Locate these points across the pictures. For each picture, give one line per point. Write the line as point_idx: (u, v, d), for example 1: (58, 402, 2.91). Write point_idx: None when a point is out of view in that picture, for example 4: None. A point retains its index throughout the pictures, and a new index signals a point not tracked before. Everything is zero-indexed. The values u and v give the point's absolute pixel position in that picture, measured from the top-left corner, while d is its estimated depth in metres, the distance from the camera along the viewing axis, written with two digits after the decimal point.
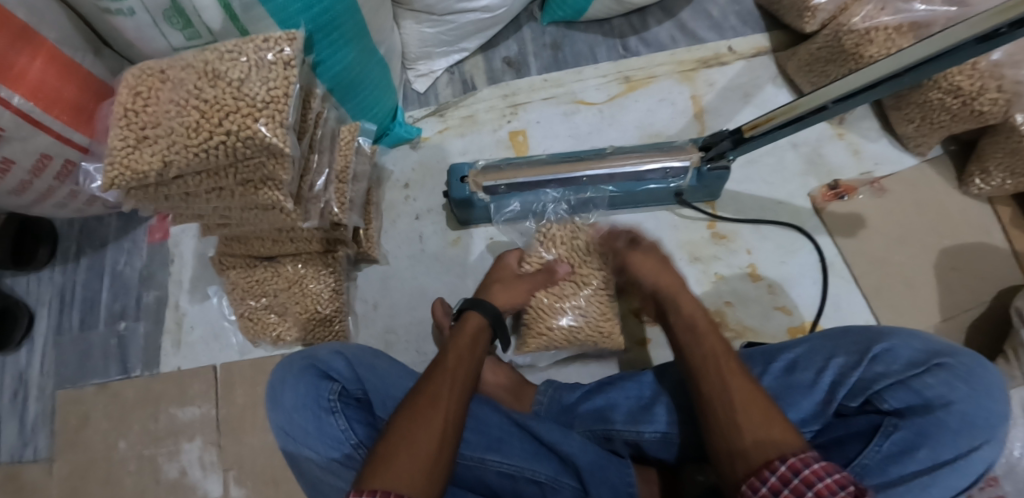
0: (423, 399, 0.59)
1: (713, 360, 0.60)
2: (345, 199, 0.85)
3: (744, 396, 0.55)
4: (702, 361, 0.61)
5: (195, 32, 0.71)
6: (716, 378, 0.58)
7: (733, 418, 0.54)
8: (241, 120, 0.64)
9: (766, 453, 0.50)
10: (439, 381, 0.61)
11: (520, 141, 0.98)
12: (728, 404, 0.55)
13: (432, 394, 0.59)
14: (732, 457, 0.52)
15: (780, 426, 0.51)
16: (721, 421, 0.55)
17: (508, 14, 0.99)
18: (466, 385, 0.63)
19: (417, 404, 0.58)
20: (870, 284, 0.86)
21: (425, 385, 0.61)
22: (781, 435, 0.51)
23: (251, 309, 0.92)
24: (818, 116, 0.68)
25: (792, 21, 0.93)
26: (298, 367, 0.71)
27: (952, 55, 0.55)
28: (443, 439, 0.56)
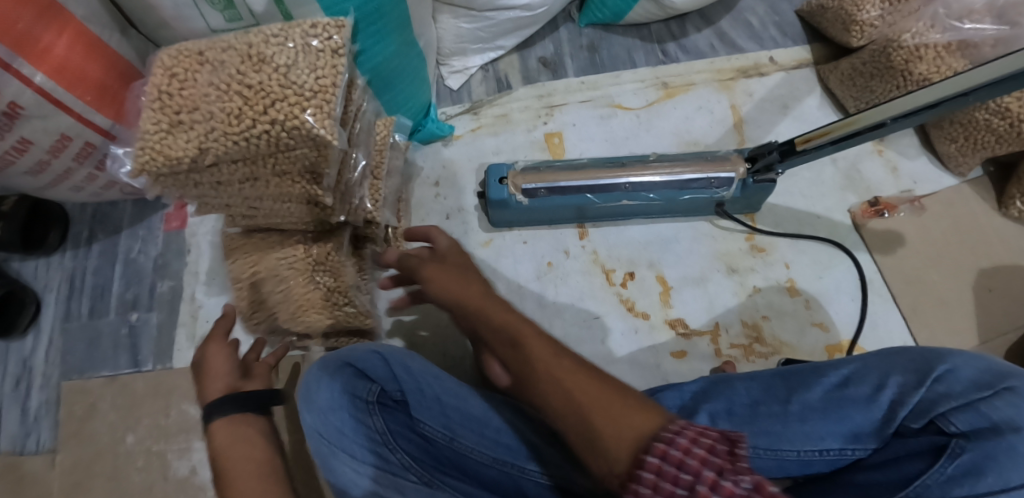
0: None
1: (529, 360, 0.47)
2: (379, 195, 0.82)
3: (581, 388, 0.42)
4: (523, 368, 0.47)
5: (237, 14, 0.68)
6: (544, 371, 0.45)
7: (590, 431, 0.40)
8: (288, 109, 0.61)
9: (623, 441, 0.38)
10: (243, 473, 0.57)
11: (556, 143, 0.95)
12: (576, 414, 0.41)
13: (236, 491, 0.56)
14: (594, 454, 0.40)
15: (634, 414, 0.39)
16: (572, 425, 0.42)
17: (546, 14, 0.97)
18: (250, 449, 0.60)
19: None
20: (907, 303, 0.85)
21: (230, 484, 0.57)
22: (635, 431, 0.38)
23: (261, 297, 0.83)
24: (877, 132, 0.67)
25: (836, 34, 0.92)
26: (333, 365, 0.65)
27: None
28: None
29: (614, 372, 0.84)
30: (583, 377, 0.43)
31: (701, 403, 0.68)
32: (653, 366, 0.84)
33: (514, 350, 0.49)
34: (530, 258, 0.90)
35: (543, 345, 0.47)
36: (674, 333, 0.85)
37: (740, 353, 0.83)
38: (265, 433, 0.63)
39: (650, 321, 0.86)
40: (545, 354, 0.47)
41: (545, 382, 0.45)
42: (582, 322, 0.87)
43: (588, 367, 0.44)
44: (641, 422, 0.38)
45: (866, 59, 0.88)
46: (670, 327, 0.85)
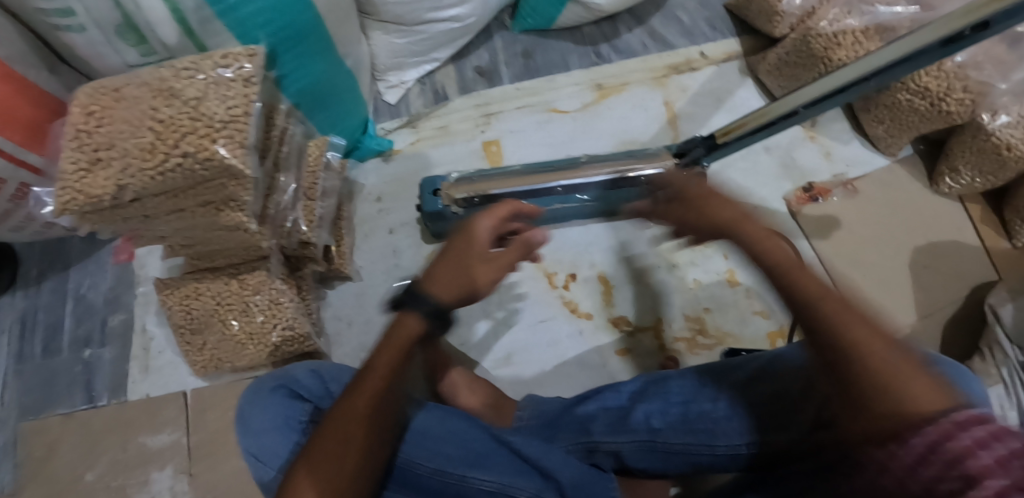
0: (329, 438, 0.49)
1: (814, 310, 0.42)
2: (314, 216, 0.82)
3: (894, 356, 0.39)
4: (806, 302, 0.43)
5: (150, 48, 0.69)
6: (850, 329, 0.40)
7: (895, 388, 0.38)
8: (198, 141, 0.61)
9: (901, 420, 0.36)
10: (355, 408, 0.50)
11: (494, 151, 0.96)
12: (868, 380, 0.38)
13: (339, 431, 0.49)
14: (878, 417, 0.38)
15: (921, 380, 0.37)
16: (884, 387, 0.38)
17: (478, 24, 0.98)
18: (393, 401, 0.53)
19: (317, 444, 0.49)
20: (847, 284, 0.85)
21: (341, 412, 0.50)
22: (930, 407, 0.36)
23: (200, 326, 0.86)
24: (793, 119, 0.68)
25: (762, 25, 0.94)
26: (268, 388, 0.70)
27: (915, 59, 0.56)
28: (346, 476, 0.49)
29: (562, 373, 0.85)
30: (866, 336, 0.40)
31: (637, 402, 0.70)
32: (599, 365, 0.85)
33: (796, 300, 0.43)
34: None
35: (815, 285, 0.43)
36: (618, 332, 0.86)
37: (684, 347, 0.84)
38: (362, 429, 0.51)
39: (594, 321, 0.87)
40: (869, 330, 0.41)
41: (868, 349, 0.39)
42: (529, 326, 0.88)
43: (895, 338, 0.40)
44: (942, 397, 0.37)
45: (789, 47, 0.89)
46: (614, 326, 0.86)
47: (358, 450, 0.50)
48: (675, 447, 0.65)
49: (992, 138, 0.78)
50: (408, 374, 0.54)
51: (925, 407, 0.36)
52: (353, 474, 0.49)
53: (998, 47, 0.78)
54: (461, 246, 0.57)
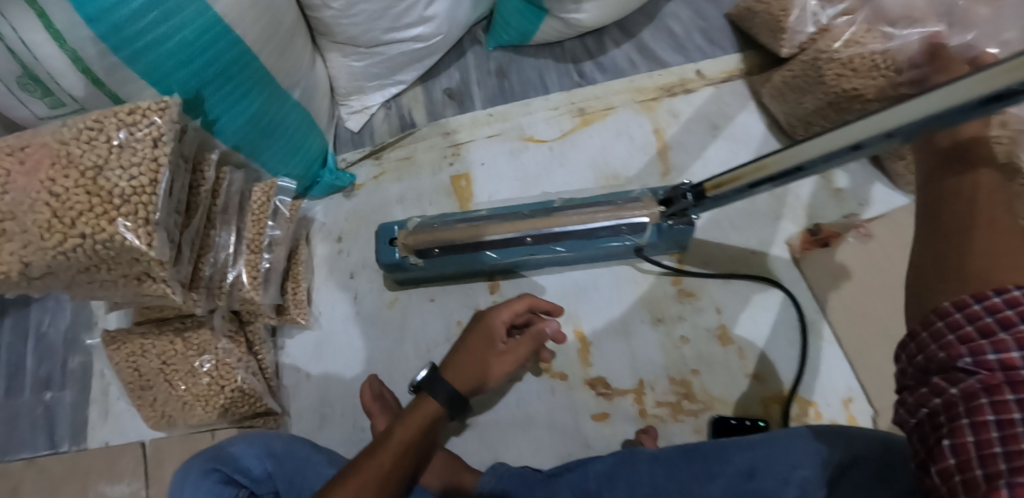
0: (347, 489, 0.52)
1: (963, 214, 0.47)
2: (258, 271, 0.74)
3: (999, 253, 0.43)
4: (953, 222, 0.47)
5: (58, 100, 0.61)
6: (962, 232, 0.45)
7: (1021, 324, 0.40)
8: (95, 221, 0.54)
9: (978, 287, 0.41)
10: (377, 471, 0.55)
11: (463, 186, 0.88)
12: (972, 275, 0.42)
13: (360, 483, 0.53)
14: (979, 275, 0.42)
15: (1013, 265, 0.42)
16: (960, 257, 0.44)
17: (445, 42, 0.88)
18: (404, 478, 0.57)
19: (335, 489, 0.53)
20: (853, 344, 0.76)
21: (360, 471, 0.55)
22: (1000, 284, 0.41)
23: (149, 383, 0.80)
24: (802, 174, 0.56)
25: (768, 42, 0.82)
26: (199, 471, 0.63)
27: (951, 117, 0.41)
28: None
29: (531, 439, 0.78)
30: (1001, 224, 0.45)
31: (605, 489, 0.63)
32: (572, 431, 0.77)
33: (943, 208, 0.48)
34: (438, 317, 0.85)
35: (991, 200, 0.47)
36: (593, 394, 0.78)
37: (667, 412, 0.76)
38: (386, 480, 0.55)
39: (568, 382, 0.79)
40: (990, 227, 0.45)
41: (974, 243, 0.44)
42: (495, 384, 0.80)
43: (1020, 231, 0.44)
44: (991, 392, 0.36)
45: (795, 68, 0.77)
46: (590, 387, 0.78)
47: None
48: None
49: None
50: (420, 453, 0.60)
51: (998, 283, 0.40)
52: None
53: None
54: (475, 339, 0.70)
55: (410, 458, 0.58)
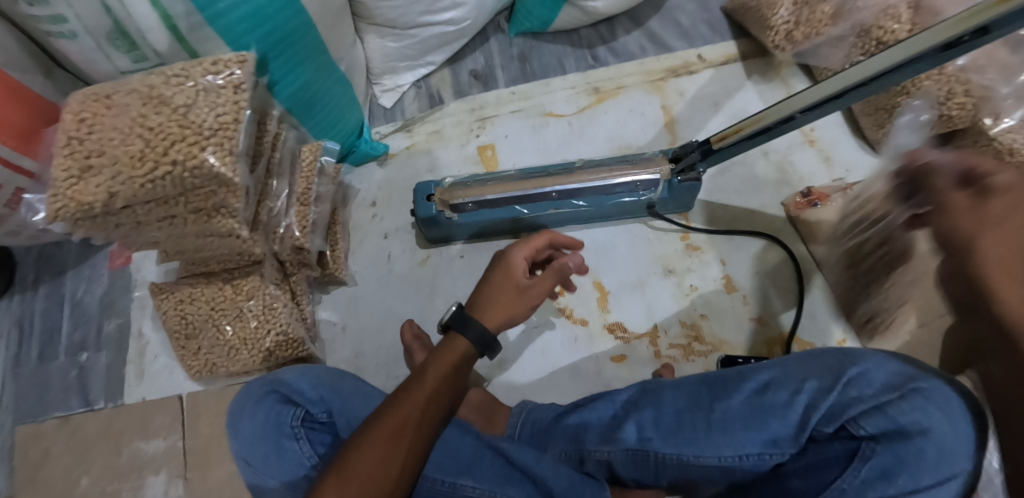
0: (387, 426, 0.58)
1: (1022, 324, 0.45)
2: (307, 221, 0.82)
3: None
4: None
5: (141, 55, 0.68)
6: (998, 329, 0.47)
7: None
8: (187, 149, 0.61)
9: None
10: (414, 406, 0.60)
11: (489, 155, 0.96)
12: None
13: (400, 419, 0.59)
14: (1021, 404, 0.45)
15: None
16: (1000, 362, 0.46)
17: (473, 27, 0.97)
18: (440, 407, 0.62)
19: (379, 424, 0.58)
20: (844, 291, 0.87)
21: (401, 405, 0.60)
22: None
23: (194, 332, 0.86)
24: (788, 127, 0.67)
25: (757, 34, 0.96)
26: (261, 395, 0.73)
27: (916, 64, 0.54)
28: (395, 459, 0.57)
29: (555, 383, 0.85)
30: None
31: (630, 412, 0.69)
32: (594, 375, 0.84)
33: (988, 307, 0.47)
34: (466, 273, 0.92)
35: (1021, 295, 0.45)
36: (613, 338, 0.86)
37: (680, 353, 0.84)
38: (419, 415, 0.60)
39: (589, 328, 0.87)
40: None
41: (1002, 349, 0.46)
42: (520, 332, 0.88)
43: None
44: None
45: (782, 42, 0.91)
46: (609, 332, 0.86)
47: (410, 441, 0.58)
48: (664, 456, 0.65)
49: (994, 143, 0.79)
50: (454, 387, 0.64)
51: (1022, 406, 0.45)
52: (400, 467, 0.57)
53: (999, 50, 0.77)
54: (494, 280, 0.69)
55: (442, 396, 0.62)
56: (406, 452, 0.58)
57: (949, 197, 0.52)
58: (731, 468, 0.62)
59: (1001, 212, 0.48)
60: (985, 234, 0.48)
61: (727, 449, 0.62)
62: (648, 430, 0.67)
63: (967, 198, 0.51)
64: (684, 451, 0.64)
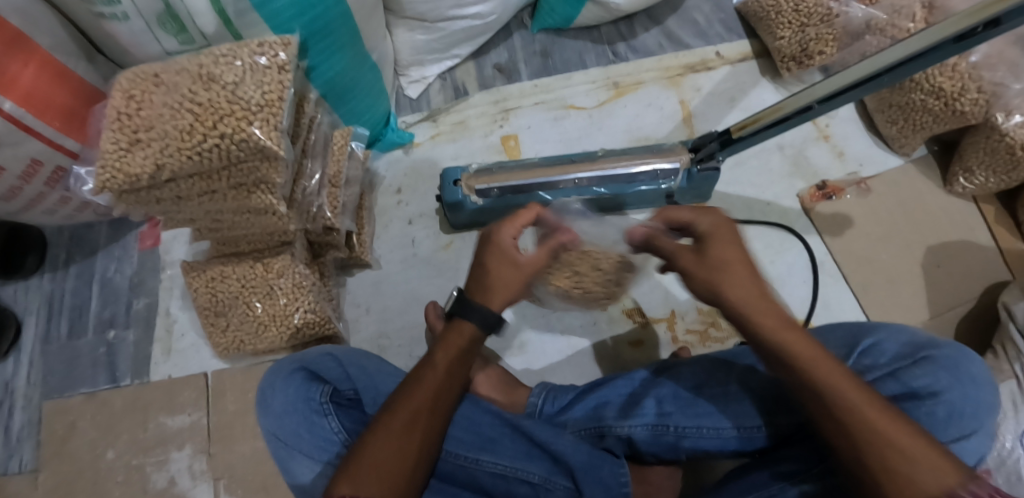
0: (398, 418, 0.55)
1: (839, 388, 0.50)
2: (338, 203, 0.84)
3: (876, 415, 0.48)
4: (851, 418, 0.49)
5: (189, 37, 0.70)
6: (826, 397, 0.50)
7: (882, 465, 0.47)
8: (235, 124, 0.64)
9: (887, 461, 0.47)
10: (424, 395, 0.57)
11: (512, 145, 1.00)
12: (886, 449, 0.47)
13: (410, 411, 0.56)
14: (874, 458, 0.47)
15: (919, 455, 0.46)
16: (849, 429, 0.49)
17: (498, 22, 1.00)
18: (449, 395, 0.59)
19: (390, 417, 0.55)
20: (858, 282, 0.90)
21: (411, 395, 0.57)
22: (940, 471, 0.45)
23: (225, 310, 0.88)
24: (804, 117, 0.67)
25: (763, 34, 1.01)
26: (287, 370, 0.68)
27: (928, 56, 0.55)
28: (409, 451, 0.54)
29: (575, 362, 0.91)
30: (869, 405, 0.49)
31: (649, 388, 0.71)
32: (613, 356, 0.91)
33: (801, 378, 0.52)
34: None
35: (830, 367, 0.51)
36: (632, 323, 0.93)
37: (697, 338, 0.91)
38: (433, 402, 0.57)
39: (609, 313, 0.93)
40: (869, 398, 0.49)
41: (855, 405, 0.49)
42: (542, 317, 0.94)
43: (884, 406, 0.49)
44: (957, 471, 0.45)
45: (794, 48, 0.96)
46: (628, 317, 0.93)
47: (422, 432, 0.55)
48: (685, 429, 0.67)
49: (1006, 138, 0.81)
50: (463, 375, 0.61)
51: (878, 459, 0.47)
52: (414, 458, 0.54)
53: (1010, 49, 0.80)
54: (486, 264, 0.63)
55: (454, 381, 0.60)
56: (419, 443, 0.55)
57: (680, 255, 0.60)
58: (751, 438, 0.65)
59: (722, 261, 0.56)
60: (727, 284, 0.55)
61: (747, 420, 0.65)
62: (667, 404, 0.69)
63: (693, 256, 0.59)
64: (703, 422, 0.66)
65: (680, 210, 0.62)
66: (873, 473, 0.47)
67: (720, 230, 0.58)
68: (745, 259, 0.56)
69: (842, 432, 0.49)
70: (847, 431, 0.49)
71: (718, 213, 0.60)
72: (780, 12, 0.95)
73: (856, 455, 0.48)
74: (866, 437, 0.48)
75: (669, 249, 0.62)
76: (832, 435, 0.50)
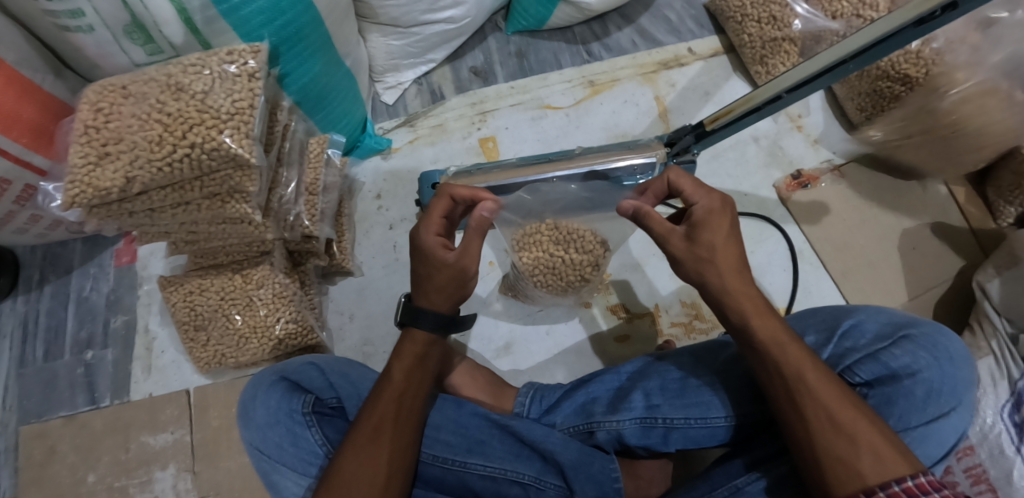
0: (362, 435, 0.56)
1: (800, 376, 0.51)
2: (316, 210, 0.84)
3: (837, 404, 0.49)
4: (803, 405, 0.50)
5: (157, 47, 0.69)
6: (779, 379, 0.52)
7: (833, 455, 0.48)
8: (205, 132, 0.64)
9: (834, 451, 0.48)
10: (388, 406, 0.57)
11: (490, 147, 1.00)
12: (839, 436, 0.48)
13: (373, 425, 0.56)
14: (820, 448, 0.49)
15: (871, 447, 0.48)
16: (805, 417, 0.50)
17: (472, 25, 1.01)
18: (415, 406, 0.59)
19: (354, 436, 0.56)
20: (837, 268, 0.92)
21: (374, 408, 0.57)
22: (887, 464, 0.47)
23: (204, 324, 0.87)
24: (774, 108, 0.67)
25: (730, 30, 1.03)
26: (269, 382, 0.67)
27: (890, 42, 0.56)
28: (379, 469, 0.55)
29: (562, 361, 0.91)
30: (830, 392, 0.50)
31: (636, 382, 0.71)
32: (600, 351, 0.91)
33: (767, 361, 0.53)
34: None
35: (800, 353, 0.52)
36: (617, 318, 0.93)
37: (682, 330, 0.92)
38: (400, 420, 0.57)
39: (593, 310, 0.93)
40: (832, 386, 0.50)
41: (813, 391, 0.50)
42: (528, 316, 0.94)
43: (846, 394, 0.50)
44: (907, 465, 0.47)
45: (763, 46, 0.97)
46: (612, 313, 0.93)
47: (389, 443, 0.56)
48: (674, 422, 0.67)
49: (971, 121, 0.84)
50: (426, 375, 0.61)
51: (832, 446, 0.48)
52: (383, 474, 0.55)
53: (972, 35, 0.82)
54: (425, 274, 0.61)
55: (416, 392, 0.59)
56: (388, 455, 0.56)
57: (670, 240, 0.59)
58: (736, 426, 0.65)
59: (710, 248, 0.56)
60: (701, 276, 0.57)
61: (733, 408, 0.65)
62: (654, 397, 0.69)
63: (682, 242, 0.58)
64: (690, 413, 0.66)
65: (684, 181, 0.61)
66: (821, 460, 0.49)
67: (714, 216, 0.57)
68: (731, 241, 0.56)
69: (802, 421, 0.50)
70: (801, 415, 0.50)
71: (711, 196, 0.58)
72: (746, 14, 0.98)
73: (804, 442, 0.50)
74: (821, 428, 0.49)
75: (660, 231, 0.60)
76: (793, 424, 0.51)
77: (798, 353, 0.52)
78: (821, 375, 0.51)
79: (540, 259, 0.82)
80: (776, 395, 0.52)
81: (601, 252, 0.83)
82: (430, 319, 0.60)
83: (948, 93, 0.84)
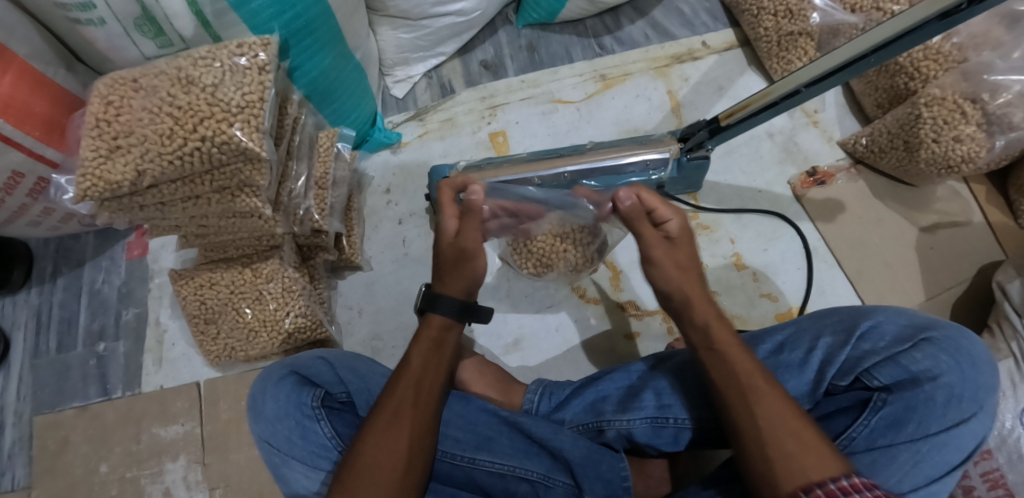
0: (382, 419, 0.56)
1: (745, 376, 0.54)
2: (325, 205, 0.84)
3: (783, 403, 0.51)
4: (749, 404, 0.52)
5: (167, 40, 0.68)
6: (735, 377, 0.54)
7: (780, 450, 0.49)
8: (215, 126, 0.64)
9: (780, 446, 0.49)
10: (405, 391, 0.57)
11: (500, 141, 1.00)
12: (781, 435, 0.49)
13: (393, 407, 0.56)
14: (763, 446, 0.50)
15: (814, 447, 0.48)
16: (755, 414, 0.51)
17: (483, 17, 0.99)
18: (433, 394, 0.59)
19: (374, 420, 0.56)
20: (853, 267, 0.90)
21: (392, 395, 0.57)
22: (827, 463, 0.47)
23: (213, 318, 0.87)
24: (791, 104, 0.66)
25: (745, 23, 1.01)
26: (279, 375, 0.67)
27: (913, 35, 0.54)
28: (399, 458, 0.54)
29: (571, 358, 0.90)
30: (773, 389, 0.52)
31: (648, 381, 0.70)
32: (609, 349, 0.91)
33: (720, 365, 0.56)
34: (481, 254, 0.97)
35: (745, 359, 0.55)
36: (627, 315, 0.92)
37: None
38: (420, 405, 0.57)
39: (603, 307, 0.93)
40: (775, 387, 0.53)
41: (760, 392, 0.52)
42: (538, 314, 0.93)
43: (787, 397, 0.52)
44: (843, 466, 0.47)
45: (779, 40, 0.96)
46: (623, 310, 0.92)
47: (410, 428, 0.56)
48: (685, 421, 0.66)
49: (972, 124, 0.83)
50: (443, 363, 0.61)
51: (777, 444, 0.49)
52: (403, 462, 0.54)
53: (997, 28, 0.82)
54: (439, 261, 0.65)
55: (433, 377, 0.59)
56: (408, 439, 0.55)
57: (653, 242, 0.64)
58: None
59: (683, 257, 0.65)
60: None
61: None
62: (666, 396, 0.68)
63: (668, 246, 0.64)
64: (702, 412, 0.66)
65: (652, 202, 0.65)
66: (769, 456, 0.49)
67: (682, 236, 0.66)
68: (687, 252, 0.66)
69: (750, 418, 0.51)
70: (750, 412, 0.52)
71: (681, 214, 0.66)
72: (762, 7, 0.96)
73: (753, 439, 0.51)
74: (769, 425, 0.50)
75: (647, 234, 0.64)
76: (742, 422, 0.52)
77: (749, 357, 0.55)
78: (766, 378, 0.53)
79: (543, 255, 0.86)
80: (727, 396, 0.54)
81: (597, 248, 0.86)
82: (449, 307, 0.62)
83: (967, 88, 0.81)
